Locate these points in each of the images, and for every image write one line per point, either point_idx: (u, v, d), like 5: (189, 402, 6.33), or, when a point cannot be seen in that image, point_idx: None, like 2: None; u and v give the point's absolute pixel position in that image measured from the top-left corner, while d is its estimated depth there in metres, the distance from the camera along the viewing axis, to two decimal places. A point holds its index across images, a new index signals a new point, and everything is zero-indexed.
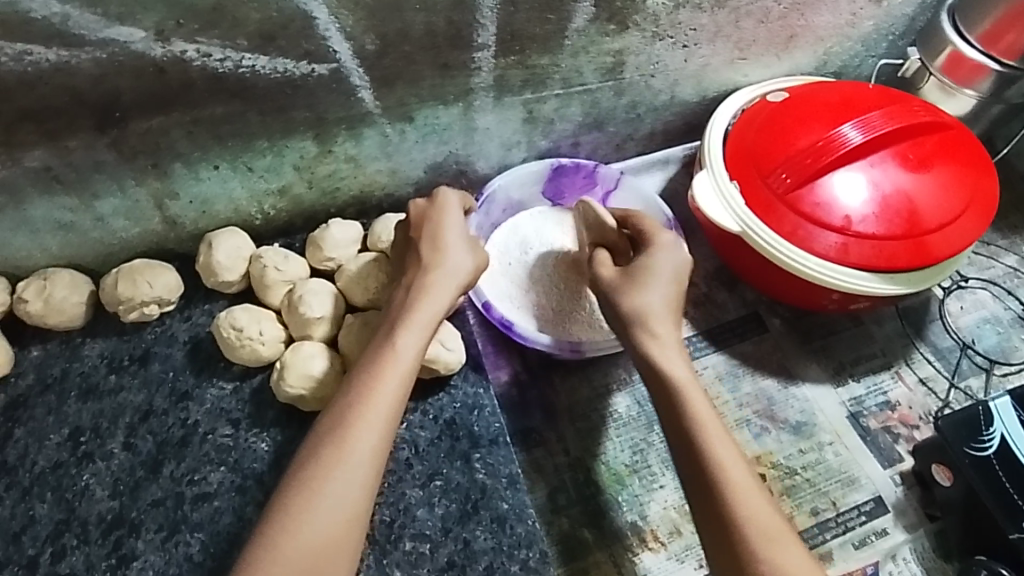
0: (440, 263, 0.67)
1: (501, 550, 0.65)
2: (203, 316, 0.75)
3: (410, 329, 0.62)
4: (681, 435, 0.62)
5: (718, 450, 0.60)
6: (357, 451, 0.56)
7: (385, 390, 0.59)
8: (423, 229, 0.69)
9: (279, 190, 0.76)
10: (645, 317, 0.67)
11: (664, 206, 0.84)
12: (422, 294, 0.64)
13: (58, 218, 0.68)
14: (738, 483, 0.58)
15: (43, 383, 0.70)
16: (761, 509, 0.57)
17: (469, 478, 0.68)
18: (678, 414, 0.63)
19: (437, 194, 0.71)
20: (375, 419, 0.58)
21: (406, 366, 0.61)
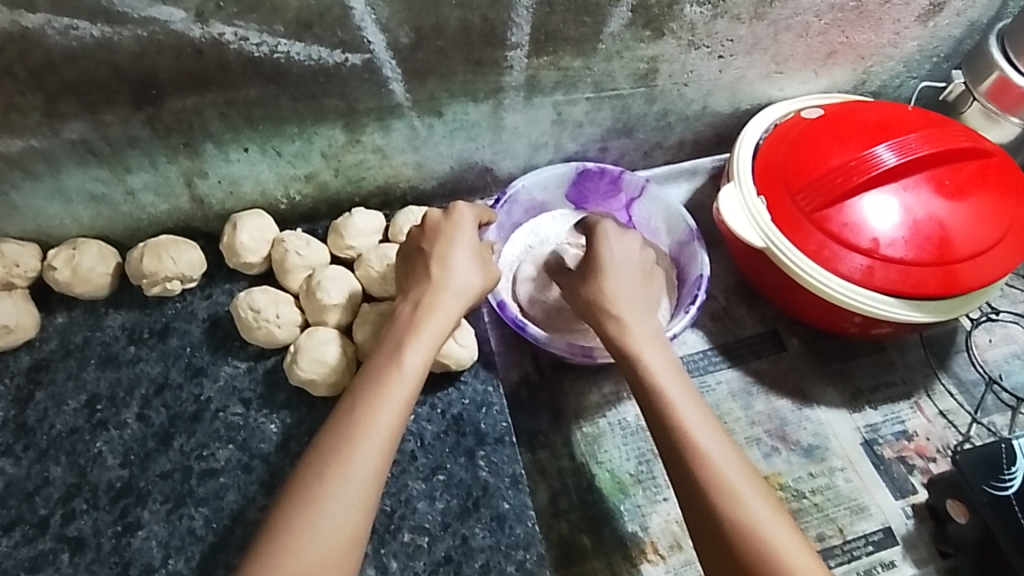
0: (450, 280, 0.67)
1: (498, 549, 0.65)
2: (223, 295, 0.76)
3: (416, 347, 0.62)
4: (654, 419, 0.62)
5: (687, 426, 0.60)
6: (362, 465, 0.56)
7: (393, 406, 0.59)
8: (435, 244, 0.68)
9: (305, 176, 0.77)
10: (612, 302, 0.67)
11: (687, 216, 0.83)
12: (427, 311, 0.65)
13: (91, 189, 0.70)
14: (707, 450, 0.58)
15: (65, 349, 0.72)
16: (728, 469, 0.58)
17: (472, 474, 0.69)
18: (651, 400, 0.62)
19: (450, 209, 0.71)
20: (381, 432, 0.58)
21: (412, 383, 0.61)
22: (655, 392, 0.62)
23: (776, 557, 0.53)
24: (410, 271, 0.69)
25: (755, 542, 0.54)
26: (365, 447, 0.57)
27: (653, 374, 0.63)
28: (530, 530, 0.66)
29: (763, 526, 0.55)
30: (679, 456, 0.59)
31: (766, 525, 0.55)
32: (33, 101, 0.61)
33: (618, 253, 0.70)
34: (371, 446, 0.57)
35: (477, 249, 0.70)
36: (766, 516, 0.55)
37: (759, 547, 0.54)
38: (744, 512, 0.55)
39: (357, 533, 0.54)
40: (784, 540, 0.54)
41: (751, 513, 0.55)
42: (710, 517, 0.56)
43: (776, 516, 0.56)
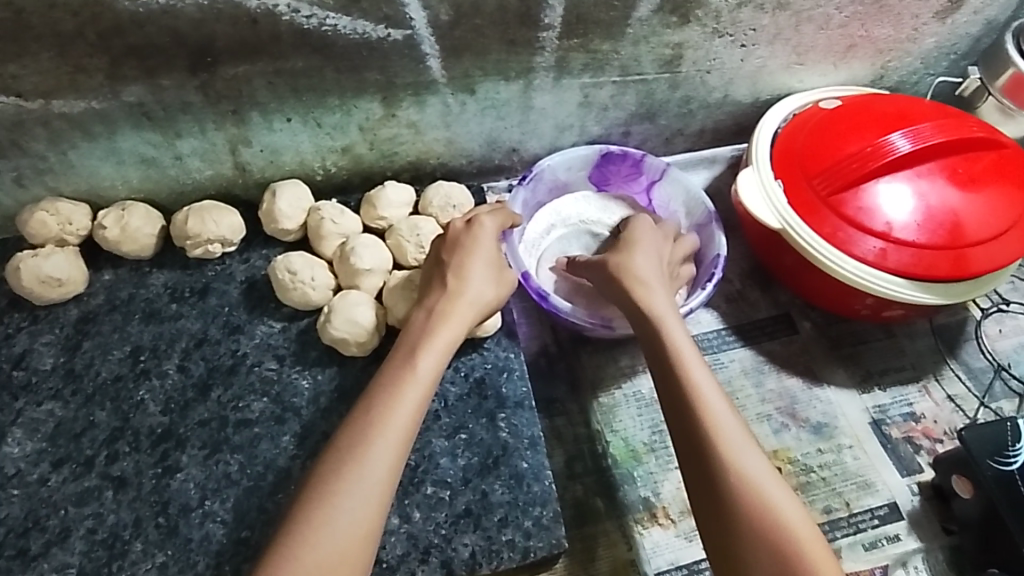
0: (465, 290, 0.69)
1: (517, 505, 0.68)
2: (260, 259, 0.81)
3: (430, 353, 0.64)
4: (664, 376, 0.64)
5: (697, 385, 0.63)
6: (378, 465, 0.58)
7: (408, 407, 0.61)
8: (454, 254, 0.70)
9: (342, 148, 0.81)
10: (635, 272, 0.70)
11: (706, 199, 0.86)
12: (443, 319, 0.67)
13: (143, 152, 0.74)
14: (713, 408, 0.61)
15: (112, 303, 0.76)
16: (730, 427, 0.60)
17: (493, 435, 0.72)
18: (663, 360, 0.65)
19: (473, 219, 0.73)
20: (397, 432, 0.59)
21: (427, 386, 0.63)
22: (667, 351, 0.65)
23: (769, 510, 0.56)
24: (429, 280, 0.71)
25: (749, 493, 0.57)
26: (382, 446, 0.58)
27: (669, 338, 0.66)
28: (546, 487, 0.69)
29: (759, 482, 0.57)
30: (685, 413, 0.62)
31: (763, 482, 0.57)
32: (97, 64, 0.65)
33: (649, 235, 0.75)
34: (387, 445, 0.59)
35: (493, 263, 0.71)
36: (761, 473, 0.58)
37: (753, 498, 0.57)
38: (742, 467, 0.58)
39: (373, 528, 0.56)
40: (778, 497, 0.57)
41: (748, 468, 0.58)
42: (707, 470, 0.59)
43: (772, 476, 0.58)
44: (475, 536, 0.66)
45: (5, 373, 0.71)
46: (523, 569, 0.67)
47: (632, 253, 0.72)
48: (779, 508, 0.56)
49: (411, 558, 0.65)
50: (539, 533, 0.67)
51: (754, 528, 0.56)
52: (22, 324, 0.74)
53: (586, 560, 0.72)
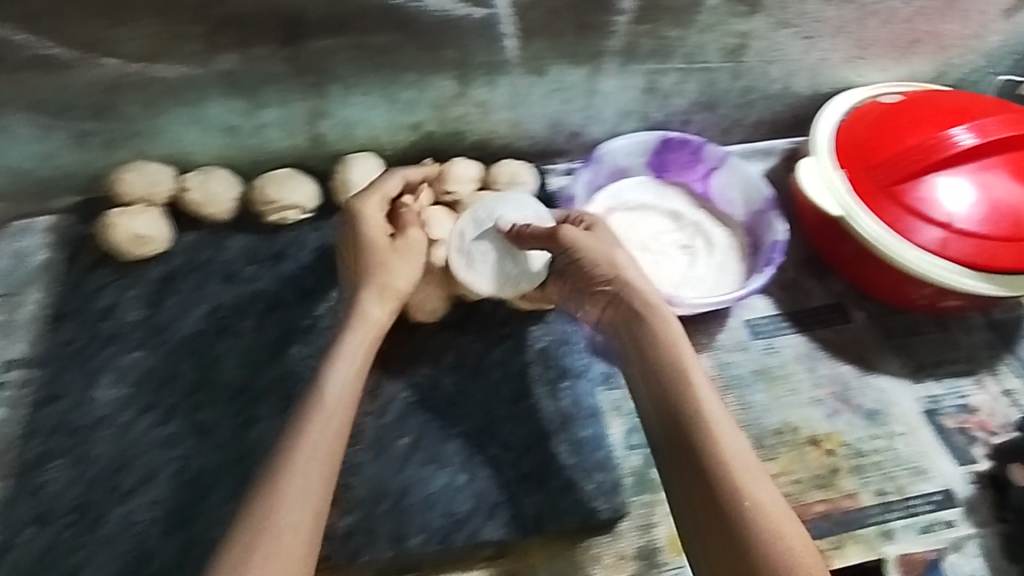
0: (370, 292, 0.68)
1: (579, 469, 0.70)
2: (331, 229, 0.84)
3: (339, 361, 0.63)
4: (667, 389, 0.61)
5: (703, 401, 0.60)
6: (297, 479, 0.56)
7: (330, 421, 0.60)
8: (353, 263, 0.71)
9: (413, 125, 0.84)
10: (621, 266, 0.68)
11: (764, 188, 0.89)
12: (359, 327, 0.66)
13: (227, 120, 0.78)
14: (719, 427, 0.58)
15: (193, 264, 0.80)
16: (737, 448, 0.57)
17: (555, 403, 0.74)
18: (665, 370, 0.62)
19: (349, 209, 0.71)
20: (316, 444, 0.58)
21: (345, 395, 0.62)
22: (672, 364, 0.62)
23: (779, 538, 0.53)
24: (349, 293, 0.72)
25: (761, 520, 0.54)
26: (297, 464, 0.56)
27: (671, 346, 0.63)
28: (604, 453, 0.71)
29: (770, 508, 0.55)
30: (689, 429, 0.58)
31: (776, 508, 0.55)
32: (196, 31, 0.68)
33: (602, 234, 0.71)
34: (309, 464, 0.57)
35: (394, 257, 0.70)
36: (771, 498, 0.55)
37: (764, 524, 0.53)
38: (755, 491, 0.55)
39: (308, 544, 0.54)
40: (790, 524, 0.54)
41: (757, 492, 0.55)
42: (712, 490, 0.56)
43: (780, 502, 0.55)
44: (539, 496, 0.68)
45: (93, 326, 0.75)
46: (584, 530, 0.68)
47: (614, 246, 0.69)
48: (790, 536, 0.53)
49: (477, 513, 0.67)
50: (602, 496, 0.68)
51: (764, 557, 0.52)
52: (108, 281, 0.78)
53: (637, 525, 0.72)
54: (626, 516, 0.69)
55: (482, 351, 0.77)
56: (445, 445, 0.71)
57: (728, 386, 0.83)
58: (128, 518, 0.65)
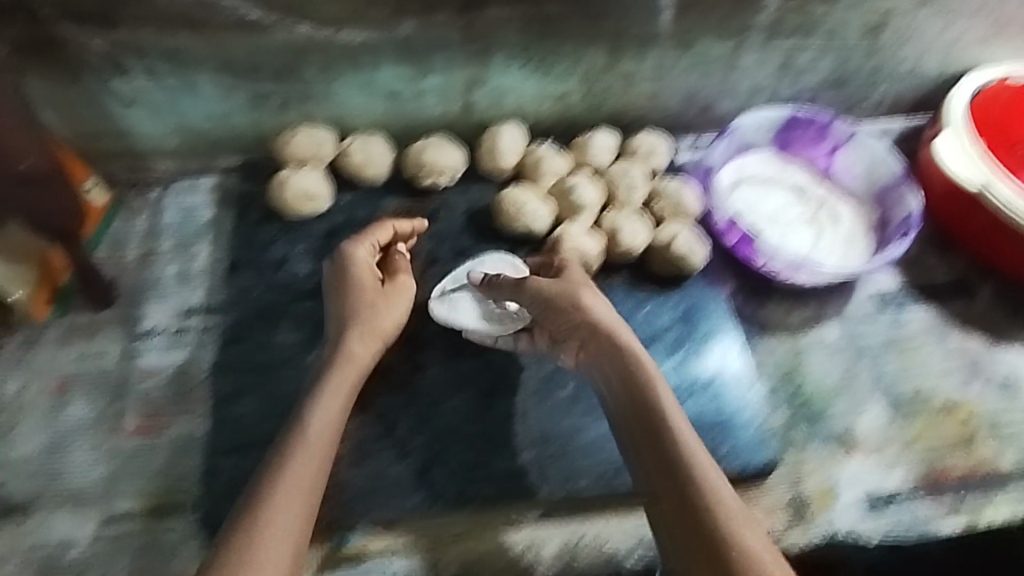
0: (355, 334, 0.70)
1: (728, 423, 0.78)
2: (477, 193, 0.89)
3: (320, 399, 0.64)
4: (638, 422, 0.60)
5: (679, 431, 0.59)
6: (280, 511, 0.56)
7: (311, 455, 0.60)
8: (337, 306, 0.73)
9: (559, 95, 0.88)
10: (594, 306, 0.67)
11: (895, 161, 0.92)
12: (341, 368, 0.67)
13: (393, 86, 0.82)
14: (698, 457, 0.57)
15: (353, 221, 0.85)
16: (716, 479, 0.56)
17: (703, 363, 0.81)
18: (636, 403, 0.61)
19: (339, 257, 0.74)
20: (306, 470, 0.59)
21: (332, 422, 0.63)
22: (637, 394, 0.61)
23: None
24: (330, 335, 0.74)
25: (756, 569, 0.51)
26: (290, 484, 0.57)
27: (637, 375, 0.62)
28: (746, 412, 0.79)
29: (747, 541, 0.52)
30: (668, 461, 0.57)
31: (762, 548, 0.52)
32: None
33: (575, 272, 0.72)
34: (292, 495, 0.57)
35: (381, 302, 0.73)
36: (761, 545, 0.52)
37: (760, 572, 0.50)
38: (737, 533, 0.53)
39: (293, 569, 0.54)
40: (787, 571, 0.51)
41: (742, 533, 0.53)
42: (696, 527, 0.54)
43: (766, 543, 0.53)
44: (697, 445, 0.75)
45: (268, 276, 0.81)
46: (735, 482, 0.76)
47: (590, 292, 0.69)
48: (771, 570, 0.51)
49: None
50: (752, 450, 0.76)
51: None
52: (277, 235, 0.84)
53: (793, 479, 0.78)
54: (774, 470, 0.78)
55: (631, 312, 0.82)
56: (601, 397, 0.76)
57: (860, 354, 0.87)
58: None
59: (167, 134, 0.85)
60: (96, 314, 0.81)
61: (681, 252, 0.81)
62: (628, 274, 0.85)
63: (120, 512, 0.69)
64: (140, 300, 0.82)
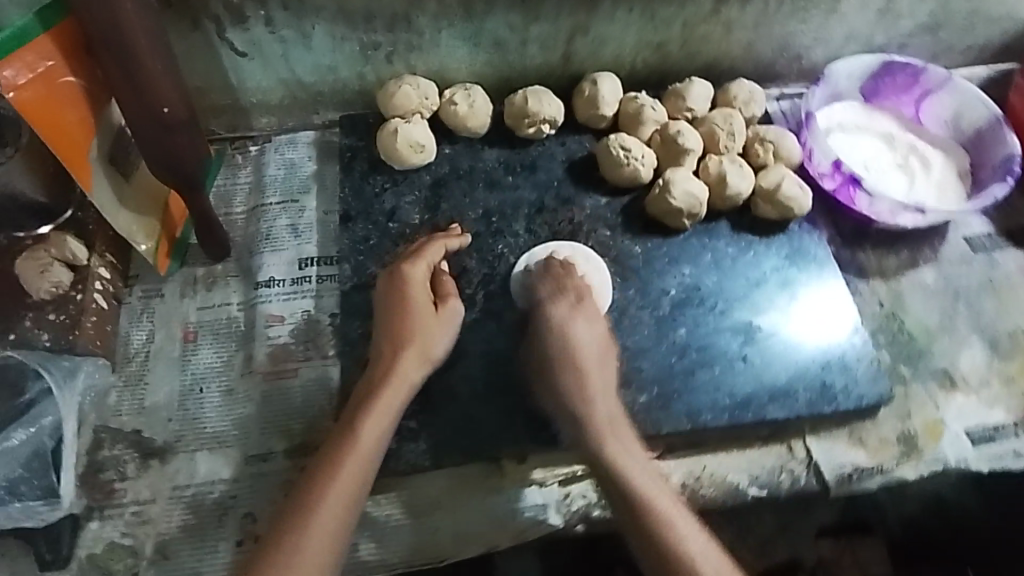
0: (409, 353, 0.70)
1: (839, 359, 0.79)
2: (576, 144, 0.89)
3: (374, 418, 0.66)
4: (592, 443, 0.68)
5: (621, 453, 0.67)
6: (326, 526, 0.61)
7: (354, 476, 0.63)
8: (384, 322, 0.72)
9: (658, 44, 0.90)
10: (570, 327, 0.72)
11: (990, 104, 0.93)
12: (388, 387, 0.68)
13: (499, 35, 0.85)
14: (642, 476, 0.66)
15: (457, 172, 0.86)
16: (659, 491, 0.65)
17: (808, 302, 0.83)
18: (586, 422, 0.68)
19: (397, 275, 0.73)
20: (338, 503, 0.62)
21: (367, 454, 0.64)
22: (587, 416, 0.69)
23: None
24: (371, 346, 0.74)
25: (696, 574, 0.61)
26: (324, 514, 0.61)
27: (586, 396, 0.69)
28: (857, 348, 0.80)
29: (692, 548, 0.63)
30: (618, 478, 0.66)
31: (699, 552, 0.63)
32: None
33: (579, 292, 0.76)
34: (332, 515, 0.61)
35: (431, 323, 0.72)
36: (703, 547, 0.63)
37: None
38: (680, 539, 0.63)
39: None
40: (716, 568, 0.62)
41: (685, 539, 0.63)
42: (646, 536, 0.63)
43: (707, 544, 0.64)
44: (809, 382, 0.78)
45: (381, 225, 0.83)
46: (849, 417, 0.78)
47: (578, 314, 0.73)
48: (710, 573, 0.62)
49: (761, 397, 0.76)
50: (866, 384, 0.78)
51: None
52: (385, 186, 0.85)
53: (902, 412, 0.79)
54: (886, 403, 0.79)
55: (738, 255, 0.85)
56: (719, 335, 0.79)
57: (958, 295, 0.88)
58: (450, 387, 0.74)
59: (273, 88, 0.87)
60: (211, 267, 0.82)
61: (787, 195, 0.84)
62: (730, 221, 0.86)
63: (264, 452, 0.72)
64: (254, 252, 0.83)
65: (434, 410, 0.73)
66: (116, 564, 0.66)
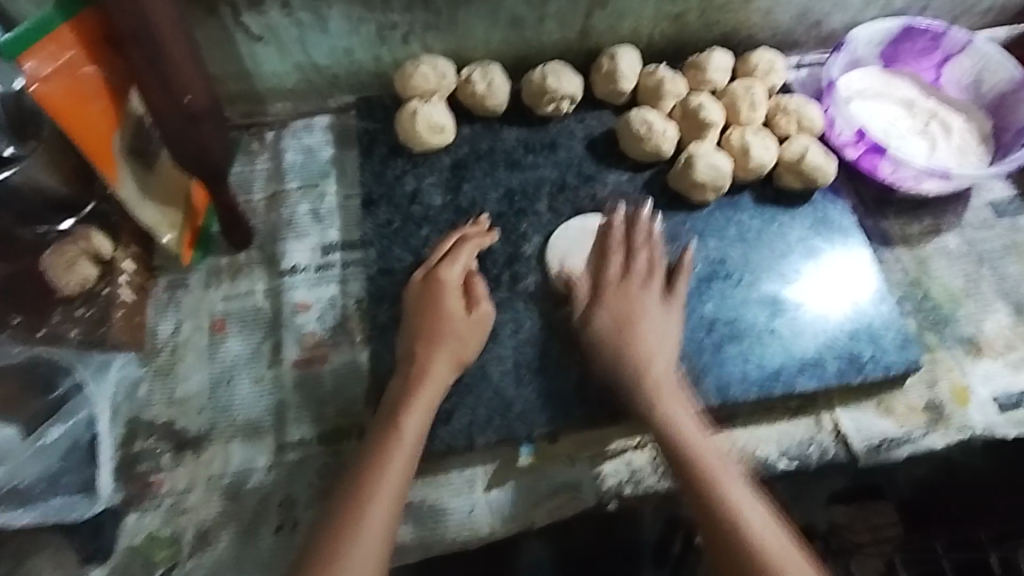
0: (442, 350, 0.70)
1: (868, 328, 0.79)
2: (595, 120, 0.89)
3: (413, 412, 0.67)
4: (657, 421, 0.69)
5: (687, 430, 0.68)
6: (375, 520, 0.61)
7: (398, 471, 0.63)
8: (416, 319, 0.72)
9: (676, 15, 0.88)
10: (636, 310, 0.74)
11: (1012, 66, 0.92)
12: (424, 386, 0.68)
13: (517, 11, 0.84)
14: (707, 453, 0.67)
15: (477, 152, 0.86)
16: (724, 467, 0.67)
17: (835, 272, 0.82)
18: (652, 399, 0.70)
19: (432, 278, 0.74)
20: (389, 496, 0.62)
21: (411, 447, 0.65)
22: (653, 393, 0.70)
23: (778, 566, 0.61)
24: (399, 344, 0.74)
25: (760, 551, 0.62)
26: (376, 510, 0.61)
27: (653, 374, 0.71)
28: (885, 316, 0.80)
29: (756, 527, 0.63)
30: (682, 456, 0.67)
31: (762, 528, 0.63)
32: None
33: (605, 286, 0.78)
34: (381, 509, 0.62)
35: (463, 324, 0.72)
36: (766, 526, 0.64)
37: (763, 555, 0.62)
38: (744, 515, 0.64)
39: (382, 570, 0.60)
40: (779, 546, 0.63)
41: (749, 517, 0.64)
42: (712, 514, 0.64)
43: (768, 520, 0.64)
44: (838, 351, 0.77)
45: (404, 208, 0.82)
46: (877, 385, 0.78)
47: (643, 319, 0.73)
48: (776, 553, 0.62)
49: (790, 369, 0.76)
50: (896, 352, 0.78)
51: None
52: (406, 168, 0.84)
53: (928, 379, 0.80)
54: (915, 371, 0.79)
55: (762, 227, 0.84)
56: (747, 308, 0.79)
57: (982, 259, 0.88)
58: (481, 368, 0.74)
59: (289, 73, 0.86)
60: (235, 256, 0.81)
61: (812, 163, 0.83)
62: (753, 193, 0.86)
63: (298, 439, 0.71)
64: (277, 239, 0.82)
65: (467, 391, 0.72)
66: (158, 554, 0.66)
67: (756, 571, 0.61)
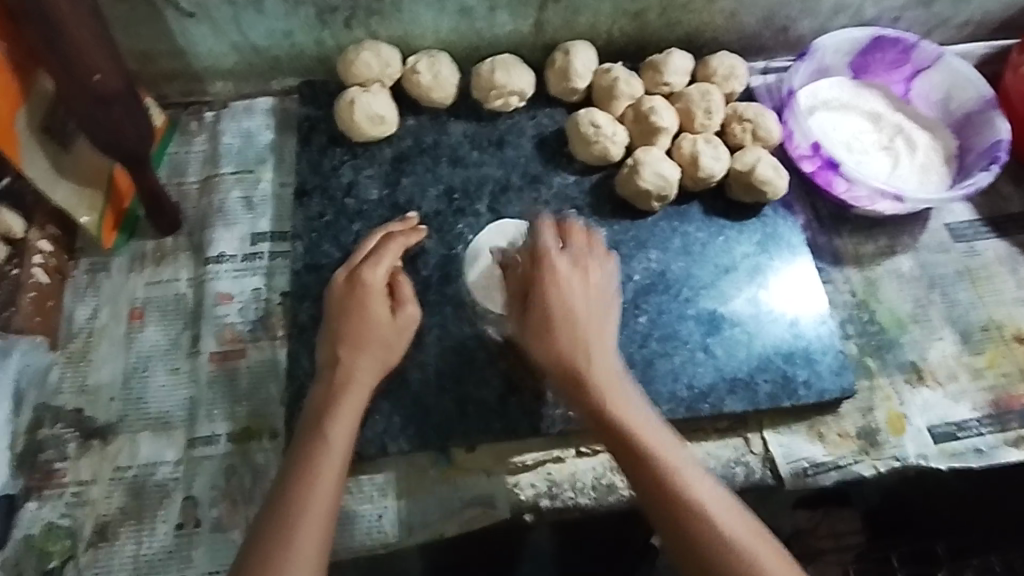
0: (367, 356, 0.66)
1: (806, 350, 0.77)
2: (547, 118, 0.86)
3: (340, 417, 0.62)
4: (587, 406, 0.62)
5: (616, 407, 0.61)
6: (309, 534, 0.55)
7: (328, 479, 0.58)
8: (340, 322, 0.67)
9: (635, 13, 0.85)
10: (554, 272, 0.66)
11: (983, 85, 0.88)
12: (350, 392, 0.63)
13: (465, 1, 0.80)
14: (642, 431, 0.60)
15: (420, 146, 0.83)
16: (662, 442, 0.60)
17: (777, 290, 0.80)
18: (574, 381, 0.63)
19: (355, 280, 0.69)
20: (319, 514, 0.56)
21: (342, 455, 0.60)
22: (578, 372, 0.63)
23: (733, 543, 0.55)
24: (321, 350, 0.68)
25: (713, 528, 0.56)
26: (310, 521, 0.55)
27: (577, 343, 0.63)
28: (824, 339, 0.78)
29: (705, 498, 0.57)
30: (616, 441, 0.60)
31: (712, 500, 0.57)
32: None
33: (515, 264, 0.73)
34: (314, 521, 0.55)
35: (388, 329, 0.68)
36: (718, 497, 0.58)
37: (716, 532, 0.56)
38: (692, 488, 0.58)
39: None
40: (733, 519, 0.57)
41: (697, 489, 0.58)
42: (658, 496, 0.58)
43: (715, 489, 0.58)
44: (772, 373, 0.76)
45: (338, 200, 0.79)
46: (811, 409, 0.76)
47: (559, 289, 0.65)
48: (733, 528, 0.56)
49: (719, 389, 0.74)
50: (830, 377, 0.76)
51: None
52: (344, 159, 0.82)
53: (865, 406, 0.78)
54: (849, 397, 0.77)
55: (707, 240, 0.82)
56: (683, 323, 0.77)
57: (933, 284, 0.85)
58: (402, 371, 0.72)
59: (227, 52, 0.82)
60: (162, 241, 0.79)
61: (762, 177, 0.80)
62: (702, 204, 0.83)
63: (208, 436, 0.70)
64: (206, 226, 0.80)
65: (384, 396, 0.71)
66: (52, 547, 0.65)
67: (710, 557, 0.55)
